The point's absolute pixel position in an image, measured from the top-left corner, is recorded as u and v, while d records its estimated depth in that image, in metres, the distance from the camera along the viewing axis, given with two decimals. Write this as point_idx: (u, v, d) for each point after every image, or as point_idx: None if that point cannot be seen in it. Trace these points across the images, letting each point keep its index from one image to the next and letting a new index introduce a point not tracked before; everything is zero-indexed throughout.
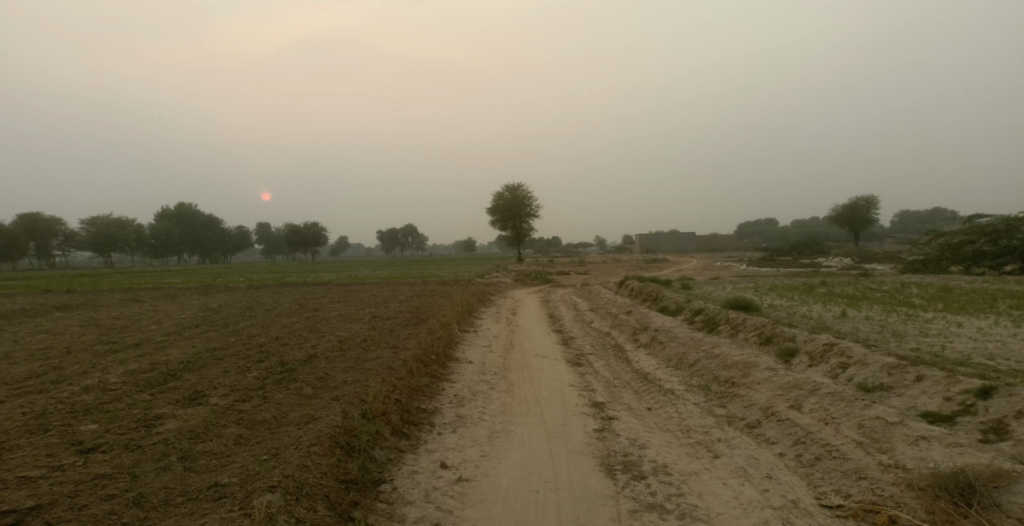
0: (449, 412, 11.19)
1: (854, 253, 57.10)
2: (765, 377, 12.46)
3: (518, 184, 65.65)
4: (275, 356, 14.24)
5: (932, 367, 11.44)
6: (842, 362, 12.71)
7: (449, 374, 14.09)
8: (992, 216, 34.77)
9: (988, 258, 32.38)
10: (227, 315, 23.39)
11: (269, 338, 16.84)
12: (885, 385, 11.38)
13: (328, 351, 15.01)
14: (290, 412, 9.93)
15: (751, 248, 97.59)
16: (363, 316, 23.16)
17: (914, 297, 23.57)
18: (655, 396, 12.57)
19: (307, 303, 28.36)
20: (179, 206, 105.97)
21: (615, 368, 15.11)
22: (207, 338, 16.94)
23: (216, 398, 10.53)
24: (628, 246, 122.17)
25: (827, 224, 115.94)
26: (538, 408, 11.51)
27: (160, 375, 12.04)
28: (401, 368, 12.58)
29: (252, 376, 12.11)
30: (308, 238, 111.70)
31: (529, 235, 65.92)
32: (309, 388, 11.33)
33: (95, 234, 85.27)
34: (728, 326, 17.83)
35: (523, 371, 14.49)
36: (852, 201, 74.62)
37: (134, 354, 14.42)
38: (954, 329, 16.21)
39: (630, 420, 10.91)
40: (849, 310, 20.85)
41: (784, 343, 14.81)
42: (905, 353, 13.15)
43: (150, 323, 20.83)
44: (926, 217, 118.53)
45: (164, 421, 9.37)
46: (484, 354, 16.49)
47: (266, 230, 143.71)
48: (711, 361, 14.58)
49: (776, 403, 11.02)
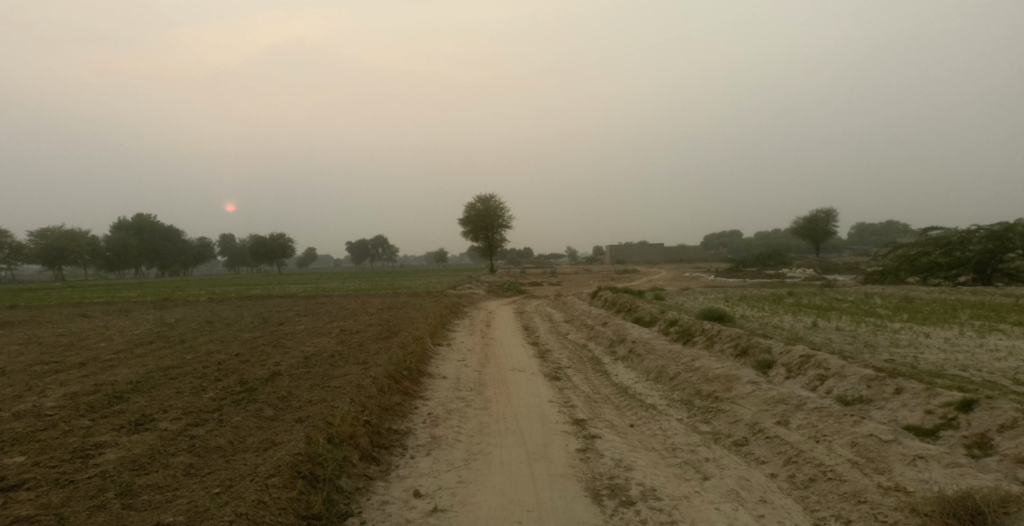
0: (423, 433, 10.61)
1: (816, 263, 57.71)
2: (749, 391, 12.09)
3: (489, 194, 65.27)
4: (234, 374, 13.49)
5: (911, 379, 11.17)
6: (820, 374, 12.42)
7: (421, 391, 13.48)
8: (946, 229, 35.25)
9: (944, 269, 32.72)
10: (185, 331, 22.41)
11: (229, 354, 16.05)
12: (865, 397, 11.08)
13: (292, 368, 14.27)
14: (249, 436, 9.28)
15: (716, 259, 98.52)
16: (329, 330, 22.37)
17: (880, 308, 23.58)
18: (637, 412, 12.13)
19: (271, 317, 27.44)
20: (138, 216, 103.34)
21: (594, 382, 14.64)
22: (160, 355, 16.08)
23: (166, 423, 9.81)
24: (597, 257, 122.39)
25: (788, 236, 117.25)
26: (516, 427, 10.98)
27: (104, 398, 11.26)
28: (370, 386, 11.97)
29: (208, 397, 11.39)
30: (274, 249, 109.66)
31: (499, 246, 65.41)
32: (270, 409, 10.65)
33: (46, 247, 82.61)
34: (702, 337, 17.52)
35: (499, 387, 13.96)
36: (812, 214, 75.60)
37: (79, 375, 13.54)
38: (924, 339, 16.09)
39: (612, 438, 10.44)
40: (820, 320, 20.72)
41: (760, 355, 14.50)
42: (882, 364, 12.90)
43: (99, 340, 19.81)
44: (883, 229, 120.69)
45: (104, 451, 8.65)
46: (458, 368, 15.92)
47: (230, 241, 141.03)
48: (691, 375, 14.20)
49: (762, 419, 10.64)
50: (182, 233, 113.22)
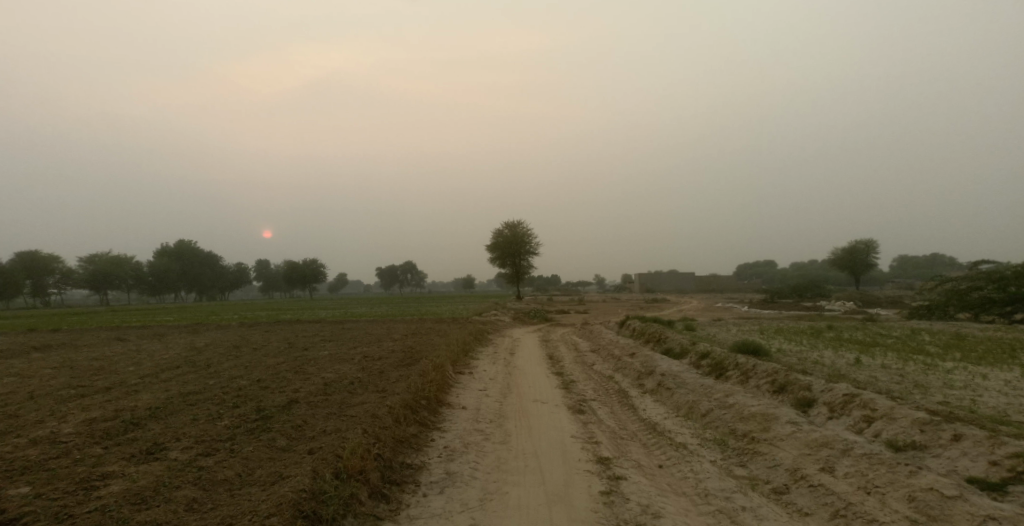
0: (438, 468, 9.96)
1: (855, 296, 55.93)
2: (789, 432, 11.22)
3: (517, 221, 64.87)
4: (252, 401, 13.02)
5: (970, 425, 10.25)
6: (866, 415, 11.51)
7: (440, 422, 12.86)
8: (997, 263, 33.70)
9: (996, 306, 31.20)
10: (210, 355, 22.13)
11: (249, 380, 15.62)
12: (918, 443, 10.17)
13: (310, 395, 13.77)
14: (257, 468, 8.73)
15: (750, 290, 96.79)
16: (352, 356, 21.91)
17: (928, 345, 22.37)
18: (667, 451, 11.33)
19: (298, 342, 27.12)
20: (177, 241, 105.15)
21: (621, 417, 13.84)
22: (182, 380, 15.72)
23: (175, 452, 9.31)
24: (628, 286, 121.02)
25: (824, 268, 114.96)
26: (537, 464, 10.25)
27: (119, 424, 10.84)
28: (386, 417, 11.39)
29: (222, 424, 10.90)
30: (307, 274, 110.48)
31: (528, 273, 64.79)
32: (282, 439, 10.11)
33: (90, 271, 84.29)
34: (736, 371, 16.62)
35: (520, 419, 13.26)
36: (851, 245, 73.70)
37: (100, 399, 13.21)
38: (980, 380, 15.04)
39: (640, 480, 9.66)
40: (863, 357, 19.66)
41: (800, 392, 13.60)
42: (936, 407, 11.96)
43: (127, 364, 19.60)
44: (924, 262, 117.25)
45: (109, 482, 8.14)
46: (480, 399, 15.25)
47: (265, 266, 142.73)
48: (725, 412, 13.35)
49: (805, 464, 9.80)
50: (218, 258, 114.87)
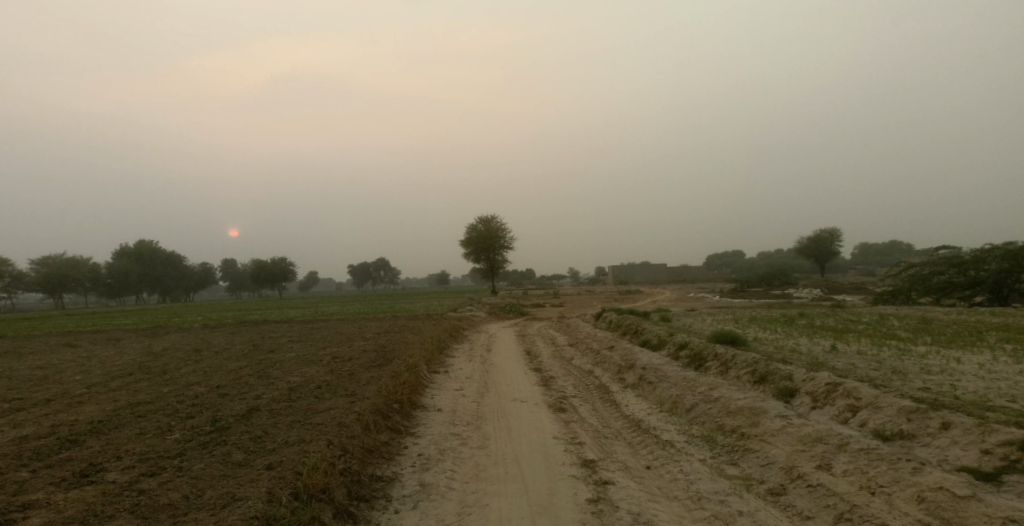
0: (411, 480, 9.28)
1: (822, 283, 56.36)
2: (779, 427, 10.72)
3: (490, 215, 64.08)
4: (209, 410, 12.18)
5: (959, 412, 9.84)
6: (851, 405, 11.06)
7: (413, 427, 12.17)
8: (956, 249, 33.94)
9: (959, 290, 31.40)
10: (168, 361, 21.06)
11: (207, 387, 14.73)
12: (906, 432, 9.76)
13: (272, 402, 12.97)
14: (207, 489, 7.97)
15: (720, 279, 97.57)
16: (320, 357, 21.04)
17: (900, 330, 22.17)
18: (653, 450, 10.76)
19: (262, 344, 26.09)
20: (138, 243, 102.40)
21: (603, 414, 13.29)
22: (134, 389, 14.77)
23: (115, 473, 8.50)
24: (599, 277, 121.23)
25: (791, 257, 116.36)
26: (517, 471, 9.64)
27: (56, 443, 9.97)
28: (354, 424, 10.67)
29: (173, 439, 10.08)
30: (274, 273, 108.55)
31: (501, 268, 64.12)
32: (239, 452, 9.36)
33: (46, 275, 81.68)
34: (715, 361, 16.16)
35: (498, 421, 12.63)
36: (817, 234, 74.34)
37: (40, 413, 12.28)
38: (956, 365, 14.76)
39: (628, 485, 9.08)
40: (839, 343, 19.36)
41: (781, 382, 13.15)
42: (921, 394, 11.54)
43: (76, 373, 18.50)
44: (886, 249, 118.90)
45: (32, 514, 7.31)
46: (455, 400, 14.56)
47: (231, 266, 140.33)
48: (710, 407, 12.84)
49: (799, 463, 9.33)
50: (182, 259, 112.30)
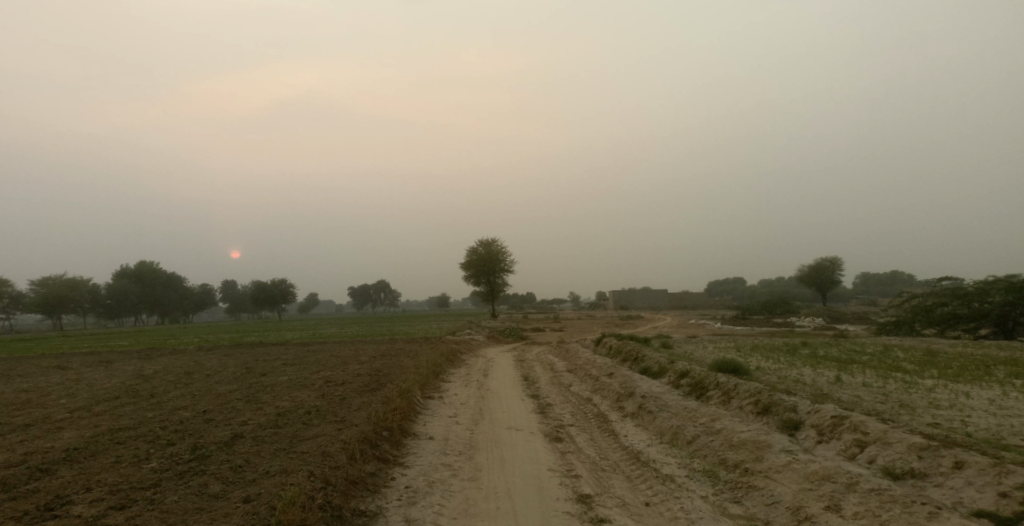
0: (396, 515, 8.78)
1: (824, 312, 55.89)
2: (784, 463, 10.22)
3: (491, 239, 63.78)
4: (191, 437, 11.71)
5: (973, 450, 9.36)
6: (858, 440, 10.58)
7: (402, 457, 11.69)
8: (959, 280, 33.46)
9: (963, 321, 30.88)
10: (157, 383, 20.56)
11: (193, 412, 14.26)
12: (917, 471, 9.27)
13: (258, 429, 12.49)
14: (178, 524, 7.50)
15: (721, 306, 97.16)
16: (313, 382, 20.56)
17: (905, 361, 21.67)
18: (653, 485, 10.27)
19: (256, 367, 25.58)
20: (138, 263, 102.05)
21: (601, 445, 12.81)
22: (118, 414, 14.29)
23: (82, 506, 8.03)
24: (600, 303, 120.65)
25: (792, 285, 115.89)
26: (509, 506, 9.13)
27: (26, 471, 9.52)
28: (340, 454, 10.21)
29: (149, 468, 9.61)
30: (275, 295, 108.10)
31: (502, 292, 63.65)
32: (217, 483, 8.89)
33: (45, 294, 81.20)
34: (717, 391, 15.67)
35: (492, 450, 12.15)
36: (817, 262, 73.86)
37: (16, 439, 11.81)
38: (966, 399, 14.27)
39: (626, 524, 8.58)
40: (843, 374, 18.85)
41: (785, 414, 12.66)
42: (931, 430, 11.05)
43: (61, 396, 18.00)
44: (887, 279, 118.38)
45: None
46: (448, 427, 14.08)
47: (232, 287, 139.91)
48: (712, 439, 12.34)
49: (807, 503, 8.86)
50: (182, 279, 111.95)
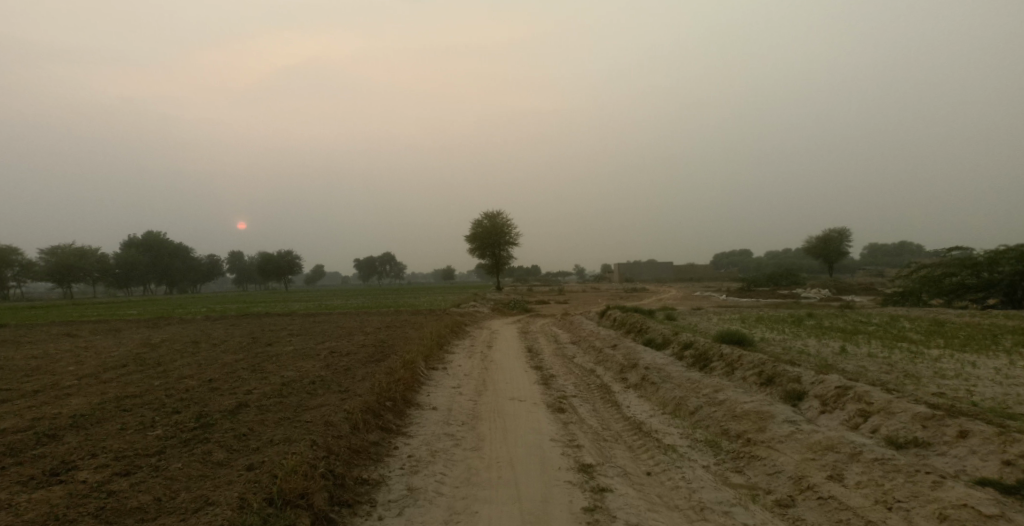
0: (398, 483, 8.81)
1: (831, 283, 55.65)
2: (787, 433, 10.19)
3: (496, 211, 63.60)
4: (196, 406, 11.74)
5: (977, 420, 9.30)
6: (862, 410, 10.53)
7: (406, 426, 11.71)
8: (968, 250, 33.18)
9: (972, 291, 30.70)
10: (164, 352, 20.65)
11: (199, 381, 14.30)
12: (921, 440, 9.23)
13: (262, 398, 12.51)
14: (181, 491, 7.52)
15: (727, 278, 96.93)
16: (318, 352, 20.61)
17: (911, 332, 21.54)
18: (655, 455, 10.26)
19: (262, 337, 25.68)
20: (145, 234, 102.25)
21: (603, 415, 12.81)
22: (124, 382, 14.35)
23: (86, 472, 8.06)
24: (605, 276, 120.54)
25: (799, 257, 115.45)
26: (511, 475, 9.14)
27: (32, 437, 9.56)
28: (343, 424, 10.22)
29: (154, 435, 9.64)
30: (281, 266, 108.39)
31: (507, 264, 63.62)
32: (220, 451, 8.91)
33: (53, 264, 81.56)
34: (721, 362, 15.63)
35: (495, 421, 12.15)
36: (825, 234, 73.36)
37: (23, 406, 11.87)
38: (972, 369, 14.19)
39: (627, 492, 8.58)
40: (848, 346, 18.75)
41: (789, 384, 12.62)
42: (936, 400, 10.99)
43: (69, 364, 18.11)
44: (895, 251, 117.77)
45: None
46: (451, 398, 14.09)
47: (239, 258, 140.28)
48: (715, 410, 12.32)
49: (810, 472, 8.84)
50: (189, 250, 112.29)
